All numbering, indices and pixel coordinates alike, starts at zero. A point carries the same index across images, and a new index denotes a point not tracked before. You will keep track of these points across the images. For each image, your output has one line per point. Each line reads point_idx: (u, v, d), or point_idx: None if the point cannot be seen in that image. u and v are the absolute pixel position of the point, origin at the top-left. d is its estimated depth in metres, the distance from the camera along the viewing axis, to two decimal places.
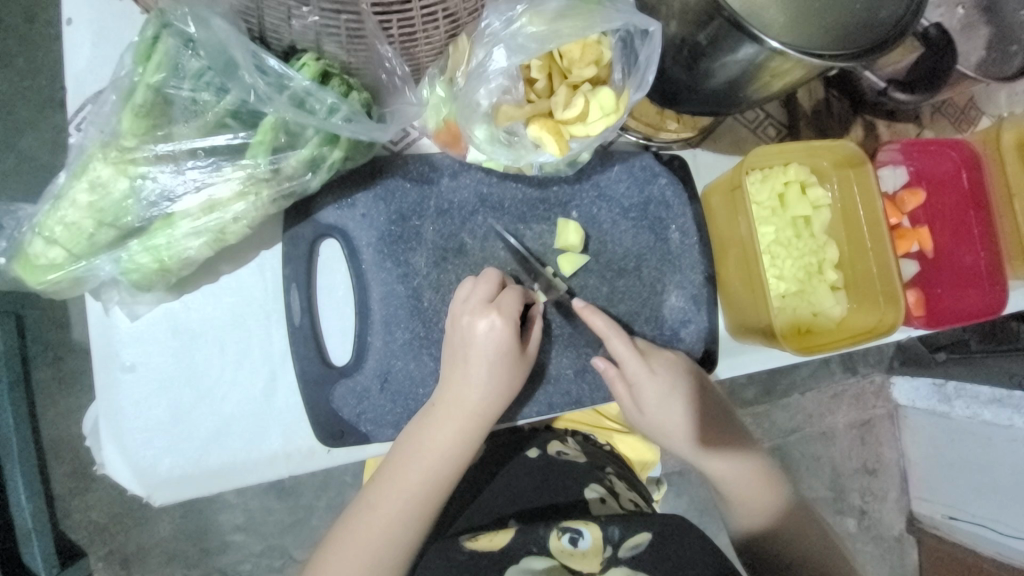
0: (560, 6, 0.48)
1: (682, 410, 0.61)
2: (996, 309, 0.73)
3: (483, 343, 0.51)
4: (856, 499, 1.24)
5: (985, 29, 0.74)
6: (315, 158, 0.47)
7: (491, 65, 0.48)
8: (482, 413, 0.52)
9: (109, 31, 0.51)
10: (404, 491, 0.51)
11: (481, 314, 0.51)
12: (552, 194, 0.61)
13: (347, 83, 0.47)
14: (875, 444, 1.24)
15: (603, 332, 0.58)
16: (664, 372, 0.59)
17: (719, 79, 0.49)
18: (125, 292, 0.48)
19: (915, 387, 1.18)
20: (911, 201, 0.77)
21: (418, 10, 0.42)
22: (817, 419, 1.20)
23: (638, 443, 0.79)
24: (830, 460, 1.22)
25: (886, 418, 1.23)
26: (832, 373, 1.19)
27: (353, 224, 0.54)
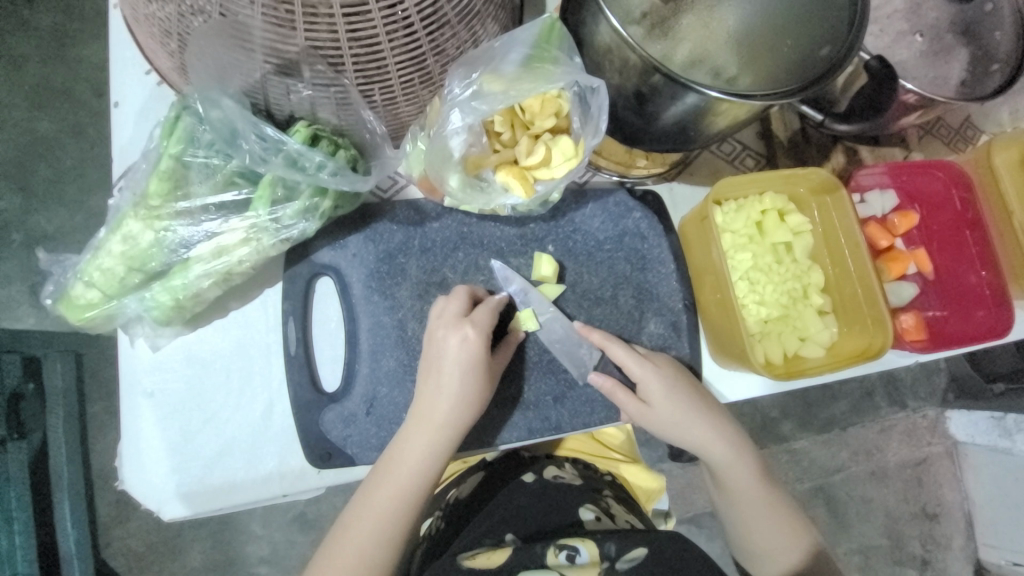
0: (517, 71, 0.55)
1: (689, 415, 0.61)
2: (1003, 331, 0.71)
3: (451, 356, 0.55)
4: (916, 548, 1.30)
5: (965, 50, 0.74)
6: (308, 208, 0.54)
7: (451, 125, 0.54)
8: (453, 426, 0.55)
9: (149, 110, 0.62)
10: (384, 505, 0.54)
11: (454, 329, 0.56)
12: (529, 230, 0.65)
13: (335, 143, 0.54)
14: (934, 485, 1.30)
15: (601, 343, 0.62)
16: (670, 370, 0.62)
17: (667, 120, 0.54)
18: (149, 327, 0.55)
19: (973, 422, 1.26)
20: (903, 224, 0.76)
21: (396, 79, 0.50)
22: (866, 458, 1.27)
23: (641, 472, 0.79)
24: (882, 503, 1.28)
25: (945, 456, 1.30)
26: (876, 407, 1.27)
27: (344, 263, 0.60)
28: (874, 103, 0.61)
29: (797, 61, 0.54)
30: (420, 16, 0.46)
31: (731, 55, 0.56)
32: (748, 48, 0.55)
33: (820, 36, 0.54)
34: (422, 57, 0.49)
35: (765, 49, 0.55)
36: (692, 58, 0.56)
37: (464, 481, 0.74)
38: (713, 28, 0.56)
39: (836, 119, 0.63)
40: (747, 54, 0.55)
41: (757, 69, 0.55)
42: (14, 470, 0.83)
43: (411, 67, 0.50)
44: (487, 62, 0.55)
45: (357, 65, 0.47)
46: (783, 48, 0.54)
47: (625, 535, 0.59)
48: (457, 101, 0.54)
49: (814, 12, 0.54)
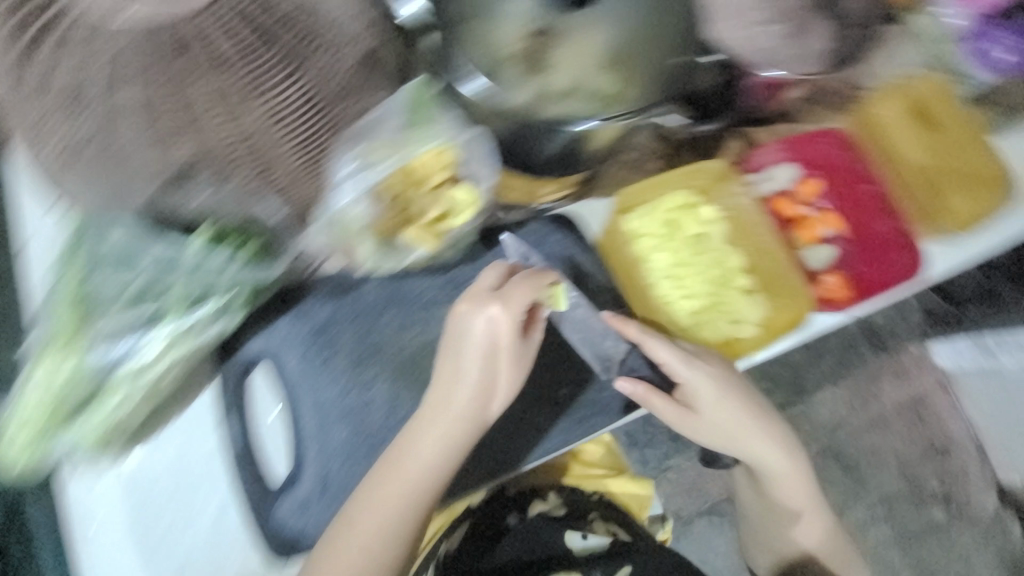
0: (394, 136, 0.57)
1: (743, 412, 0.72)
2: (917, 268, 0.77)
3: (498, 334, 0.56)
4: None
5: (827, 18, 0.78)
6: (223, 305, 0.56)
7: (340, 204, 0.57)
8: (462, 417, 0.56)
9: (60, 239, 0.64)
10: (392, 504, 0.55)
11: (481, 310, 0.55)
12: (455, 275, 0.67)
13: (240, 237, 0.56)
14: (936, 422, 1.22)
15: (638, 338, 0.66)
16: (705, 364, 0.68)
17: (555, 144, 0.67)
18: (86, 459, 0.57)
19: (956, 349, 1.20)
20: (807, 192, 0.80)
21: (298, 159, 0.55)
22: (863, 407, 1.25)
23: (624, 483, 0.87)
24: (892, 452, 1.29)
25: (940, 392, 1.22)
26: (862, 355, 1.27)
27: (277, 349, 0.62)
28: None
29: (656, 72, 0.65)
30: (307, 107, 0.54)
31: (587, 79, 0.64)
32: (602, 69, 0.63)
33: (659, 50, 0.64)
34: (321, 134, 0.56)
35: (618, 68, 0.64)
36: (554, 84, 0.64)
37: (452, 533, 0.75)
38: (588, 55, 0.63)
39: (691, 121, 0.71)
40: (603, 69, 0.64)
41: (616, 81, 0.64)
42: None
43: (310, 146, 0.55)
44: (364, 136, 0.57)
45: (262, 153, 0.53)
46: (653, 57, 0.64)
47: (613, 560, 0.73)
48: (346, 175, 0.57)
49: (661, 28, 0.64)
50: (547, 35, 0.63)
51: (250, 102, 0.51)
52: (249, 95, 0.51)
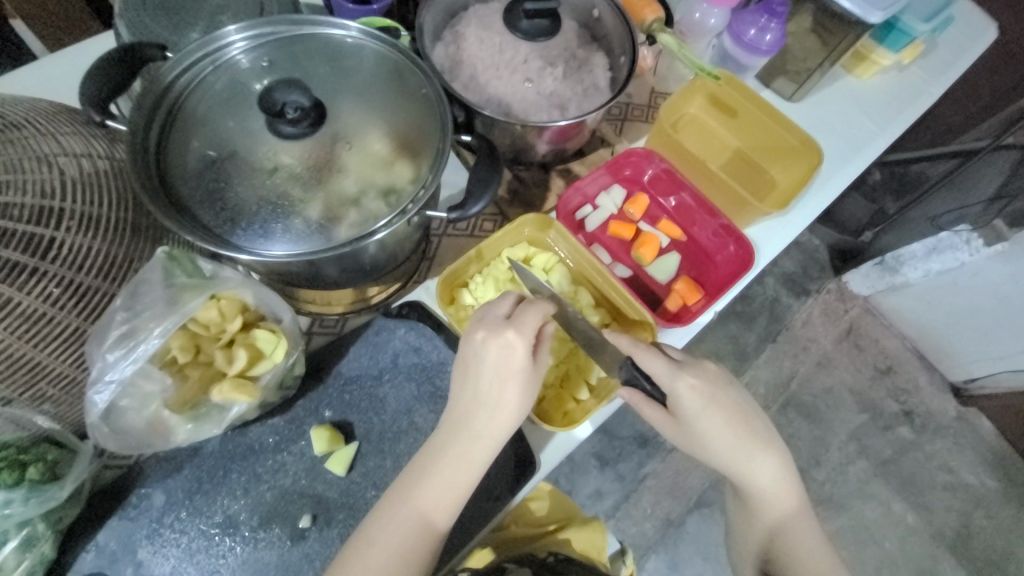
0: (163, 302, 0.53)
1: (723, 423, 0.66)
2: (751, 257, 0.77)
3: (509, 360, 0.56)
4: (893, 405, 1.44)
5: (599, 51, 0.83)
6: (30, 537, 0.51)
7: (109, 395, 0.51)
8: (489, 438, 0.57)
9: None
10: (375, 564, 0.55)
11: (497, 332, 0.57)
12: (299, 408, 0.64)
13: (17, 463, 0.50)
14: (871, 344, 1.48)
15: (630, 348, 0.65)
16: (705, 379, 0.66)
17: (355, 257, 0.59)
18: None
19: (865, 276, 1.42)
20: (636, 209, 0.83)
21: (70, 350, 0.52)
22: (806, 353, 1.46)
23: (583, 532, 0.93)
24: (842, 385, 1.44)
25: (865, 314, 1.49)
26: (790, 304, 1.48)
27: (109, 562, 0.56)
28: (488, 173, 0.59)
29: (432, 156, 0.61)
30: (52, 304, 0.49)
31: (351, 170, 0.59)
32: (363, 160, 0.59)
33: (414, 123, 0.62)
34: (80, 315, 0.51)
35: (380, 157, 0.60)
36: (321, 189, 0.57)
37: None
38: (367, 158, 0.59)
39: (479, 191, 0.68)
40: (366, 161, 0.59)
41: (385, 169, 0.60)
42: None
43: (76, 330, 0.52)
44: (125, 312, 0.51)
45: (21, 366, 0.49)
46: (425, 149, 0.61)
47: None
48: (111, 365, 0.51)
49: (422, 116, 0.62)
50: (323, 145, 0.58)
51: None
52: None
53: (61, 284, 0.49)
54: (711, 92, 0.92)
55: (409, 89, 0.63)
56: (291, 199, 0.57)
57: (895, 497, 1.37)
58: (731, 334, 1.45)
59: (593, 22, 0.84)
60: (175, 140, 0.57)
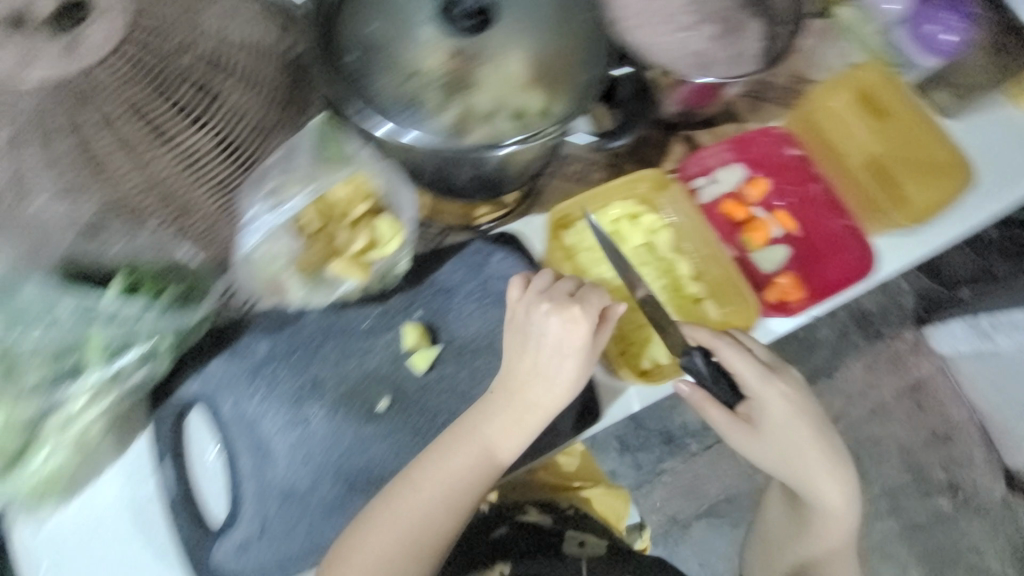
0: (308, 168, 0.57)
1: (803, 437, 0.67)
2: (871, 266, 0.75)
3: (570, 334, 0.57)
4: (940, 474, 1.35)
5: (755, 19, 0.77)
6: (149, 351, 0.55)
7: (250, 241, 0.57)
8: (543, 403, 0.58)
9: None
10: (428, 493, 0.56)
11: (558, 310, 0.57)
12: (393, 303, 0.67)
13: (157, 283, 0.55)
14: (936, 406, 1.36)
15: (715, 345, 0.64)
16: (792, 391, 0.66)
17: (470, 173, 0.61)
18: (25, 507, 0.55)
19: (951, 332, 1.27)
20: (755, 191, 0.79)
21: (213, 207, 0.57)
22: (862, 398, 1.35)
23: (610, 497, 0.96)
24: (892, 439, 1.35)
25: (937, 375, 1.36)
26: (855, 344, 1.37)
27: (212, 391, 0.60)
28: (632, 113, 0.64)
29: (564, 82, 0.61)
30: (208, 146, 0.54)
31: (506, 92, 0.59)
32: (520, 81, 0.59)
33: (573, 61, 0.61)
34: (229, 181, 0.57)
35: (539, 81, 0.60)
36: (486, 108, 0.59)
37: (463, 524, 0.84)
38: (503, 76, 0.59)
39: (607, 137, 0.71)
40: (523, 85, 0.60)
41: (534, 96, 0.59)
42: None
43: (223, 195, 0.57)
44: (280, 168, 0.57)
45: (170, 207, 0.54)
46: (563, 78, 0.60)
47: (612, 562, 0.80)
48: (257, 215, 0.57)
49: (568, 41, 0.61)
50: (463, 55, 0.58)
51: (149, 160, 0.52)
52: (152, 148, 0.52)
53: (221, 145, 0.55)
54: (863, 86, 0.84)
55: (570, 17, 0.62)
56: (425, 100, 0.57)
57: (913, 561, 1.32)
58: (785, 354, 1.35)
59: None
60: (348, 19, 0.59)
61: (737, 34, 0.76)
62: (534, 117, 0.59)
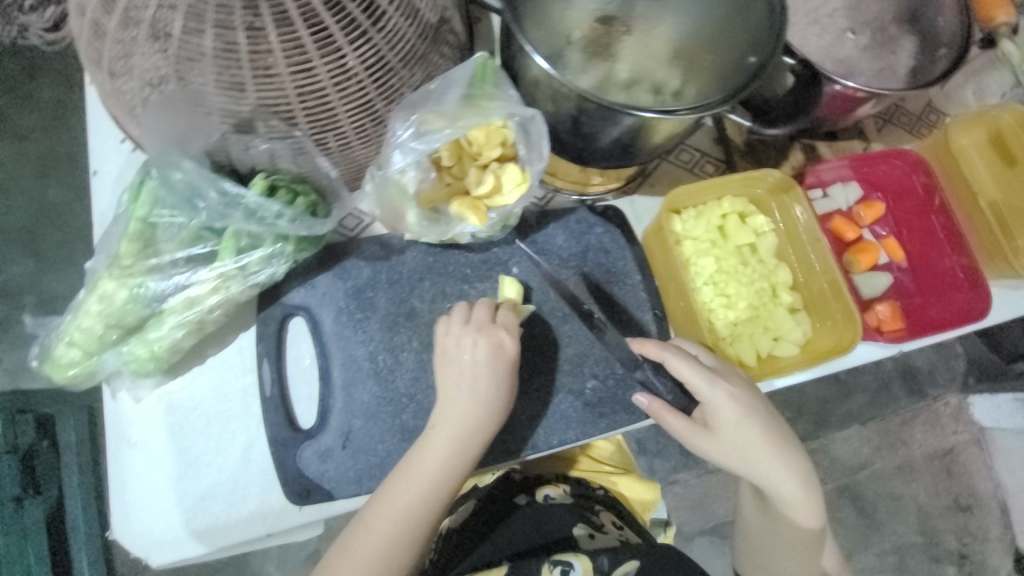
0: (456, 106, 0.57)
1: (760, 437, 0.64)
2: (982, 313, 0.72)
3: (500, 356, 0.58)
4: (953, 543, 1.28)
5: (910, 36, 0.75)
6: (273, 253, 0.57)
7: (392, 165, 0.57)
8: (484, 427, 0.58)
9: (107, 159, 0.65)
10: (411, 502, 0.55)
11: (479, 337, 0.58)
12: (493, 255, 0.68)
13: (294, 191, 0.58)
14: (963, 475, 1.29)
15: (659, 356, 0.62)
16: (741, 394, 0.63)
17: (606, 140, 0.56)
18: (129, 380, 0.56)
19: (996, 404, 1.28)
20: (868, 214, 0.77)
21: (349, 125, 0.55)
22: (888, 453, 1.26)
23: (635, 484, 0.86)
24: (912, 498, 1.27)
25: (972, 444, 1.30)
26: (895, 399, 1.28)
27: (316, 302, 0.63)
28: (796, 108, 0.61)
29: (727, 72, 0.57)
30: (364, 67, 0.51)
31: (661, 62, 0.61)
32: (679, 53, 0.60)
33: (745, 42, 0.57)
34: (371, 101, 0.54)
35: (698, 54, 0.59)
36: (633, 75, 0.60)
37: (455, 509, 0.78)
38: (650, 45, 0.61)
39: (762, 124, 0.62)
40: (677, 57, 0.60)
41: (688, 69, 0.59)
42: (32, 527, 0.94)
43: (361, 113, 0.55)
44: (428, 101, 0.56)
45: (308, 118, 0.52)
46: (711, 60, 0.58)
47: (618, 554, 0.69)
48: (401, 141, 0.56)
49: (732, 26, 0.58)
50: (610, 23, 0.61)
51: (302, 66, 0.49)
52: (313, 53, 0.48)
53: (372, 63, 0.51)
54: (998, 130, 0.77)
55: None
56: (569, 58, 0.59)
57: None
58: (818, 395, 1.26)
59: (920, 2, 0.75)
60: None
61: (886, 50, 0.74)
62: (673, 93, 0.59)
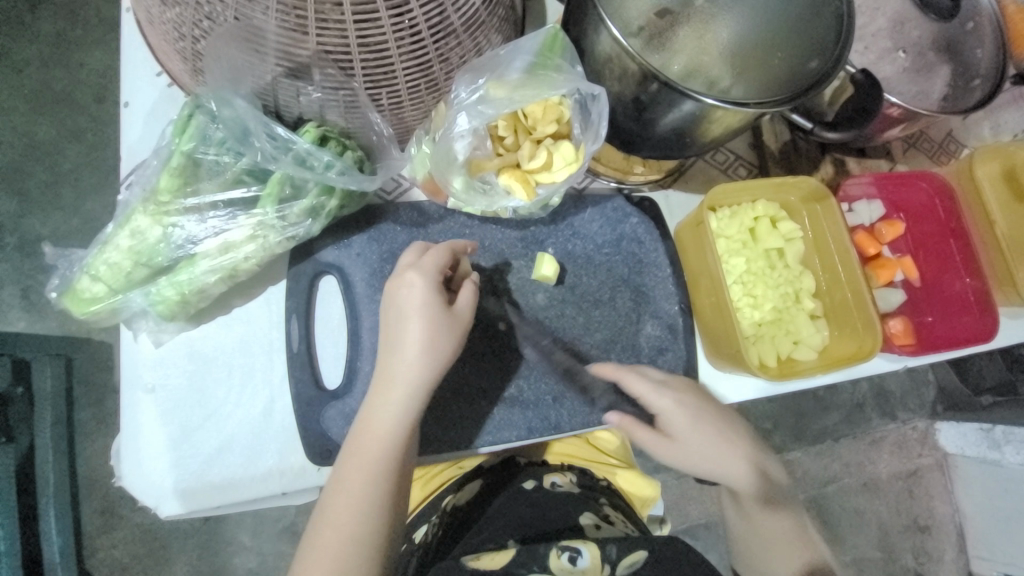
0: (520, 77, 0.57)
1: (714, 438, 0.64)
2: (989, 335, 0.74)
3: (416, 295, 0.55)
4: (909, 561, 1.30)
5: (944, 67, 0.76)
6: (315, 207, 0.56)
7: (457, 128, 0.56)
8: (413, 376, 0.54)
9: (139, 90, 0.64)
10: (360, 471, 0.53)
11: (405, 281, 0.56)
12: (530, 233, 0.68)
13: (343, 144, 0.56)
14: (924, 497, 1.31)
15: (614, 374, 0.64)
16: (690, 401, 0.64)
17: (665, 126, 0.55)
18: (152, 322, 0.57)
19: (963, 433, 1.28)
20: (890, 232, 0.78)
21: (404, 83, 0.52)
22: (856, 469, 1.28)
23: (635, 478, 0.80)
24: (874, 515, 1.28)
25: (934, 468, 1.32)
26: (867, 418, 1.29)
27: (349, 262, 0.62)
28: (859, 112, 0.61)
29: (787, 76, 0.56)
30: (428, 26, 0.48)
31: (722, 64, 0.58)
32: (740, 58, 0.57)
33: (806, 47, 0.56)
34: (429, 62, 0.51)
35: (758, 58, 0.57)
36: (687, 70, 0.58)
37: (461, 488, 0.74)
38: (706, 41, 0.58)
39: (821, 126, 0.63)
40: (736, 63, 0.57)
41: (748, 73, 0.57)
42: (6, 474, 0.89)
43: (418, 73, 0.52)
44: (492, 69, 0.57)
45: (366, 69, 0.49)
46: (773, 61, 0.57)
47: (627, 540, 0.62)
48: (462, 104, 0.56)
49: (801, 28, 0.56)
50: (672, 15, 0.58)
51: (368, 15, 0.45)
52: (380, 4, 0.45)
53: (438, 24, 0.49)
54: (1011, 161, 0.78)
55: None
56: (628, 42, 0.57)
57: None
58: (797, 407, 1.27)
59: (958, 33, 0.76)
60: None
61: (924, 75, 0.75)
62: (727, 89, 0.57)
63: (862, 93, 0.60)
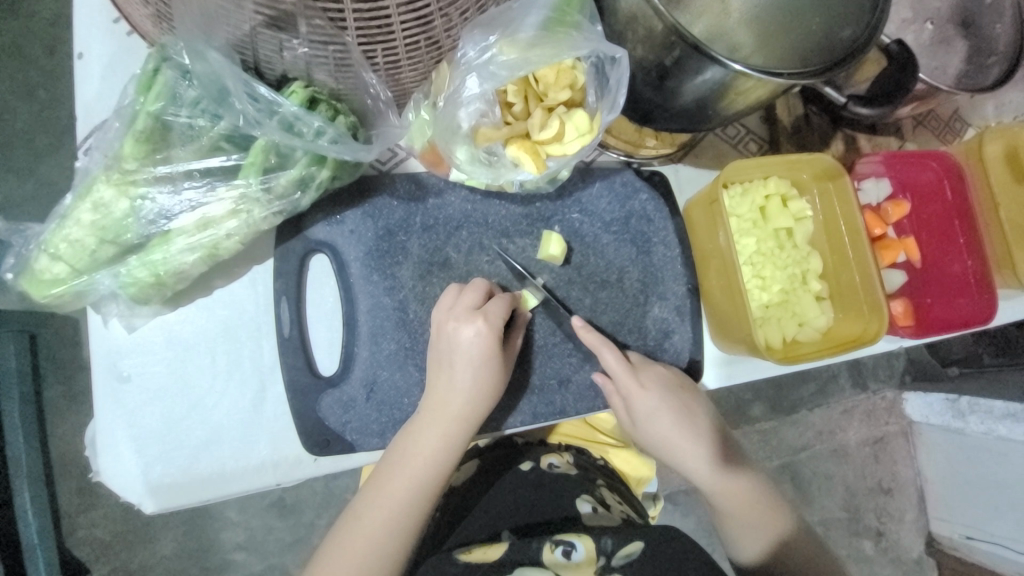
0: (533, 35, 0.52)
1: (674, 430, 0.64)
2: (985, 319, 0.74)
3: (482, 344, 0.55)
4: (872, 521, 1.37)
5: (962, 41, 0.73)
6: (304, 178, 0.51)
7: (466, 91, 0.52)
8: (464, 418, 0.55)
9: (94, 38, 0.56)
10: (393, 495, 0.53)
11: (467, 321, 0.55)
12: (536, 209, 0.64)
13: (335, 108, 0.51)
14: (889, 462, 1.37)
15: (594, 347, 0.61)
16: (656, 386, 0.62)
17: (687, 97, 0.51)
18: (124, 305, 0.52)
19: (928, 403, 1.32)
20: (895, 212, 0.78)
21: (401, 40, 0.46)
22: (828, 437, 1.33)
23: (632, 457, 0.80)
24: (843, 479, 1.34)
25: (901, 436, 1.37)
26: (843, 389, 1.33)
27: (341, 240, 0.58)
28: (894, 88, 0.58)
29: (817, 46, 0.52)
30: None
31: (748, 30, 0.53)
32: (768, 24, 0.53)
33: (840, 14, 0.52)
34: (430, 15, 0.44)
35: (786, 25, 0.52)
36: (709, 33, 0.53)
37: (460, 468, 0.73)
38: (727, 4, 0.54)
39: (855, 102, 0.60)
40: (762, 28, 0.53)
41: (772, 44, 0.53)
42: None
43: (417, 27, 0.45)
44: (502, 24, 0.51)
45: (359, 22, 0.43)
46: (806, 29, 0.52)
47: (622, 531, 0.59)
48: (469, 63, 0.51)
49: None
50: None
51: None
52: None
53: None
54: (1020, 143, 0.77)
55: None
56: None
57: None
58: (779, 379, 1.30)
59: (979, 5, 0.73)
60: None
61: (940, 50, 0.73)
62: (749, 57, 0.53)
63: (895, 67, 0.58)
